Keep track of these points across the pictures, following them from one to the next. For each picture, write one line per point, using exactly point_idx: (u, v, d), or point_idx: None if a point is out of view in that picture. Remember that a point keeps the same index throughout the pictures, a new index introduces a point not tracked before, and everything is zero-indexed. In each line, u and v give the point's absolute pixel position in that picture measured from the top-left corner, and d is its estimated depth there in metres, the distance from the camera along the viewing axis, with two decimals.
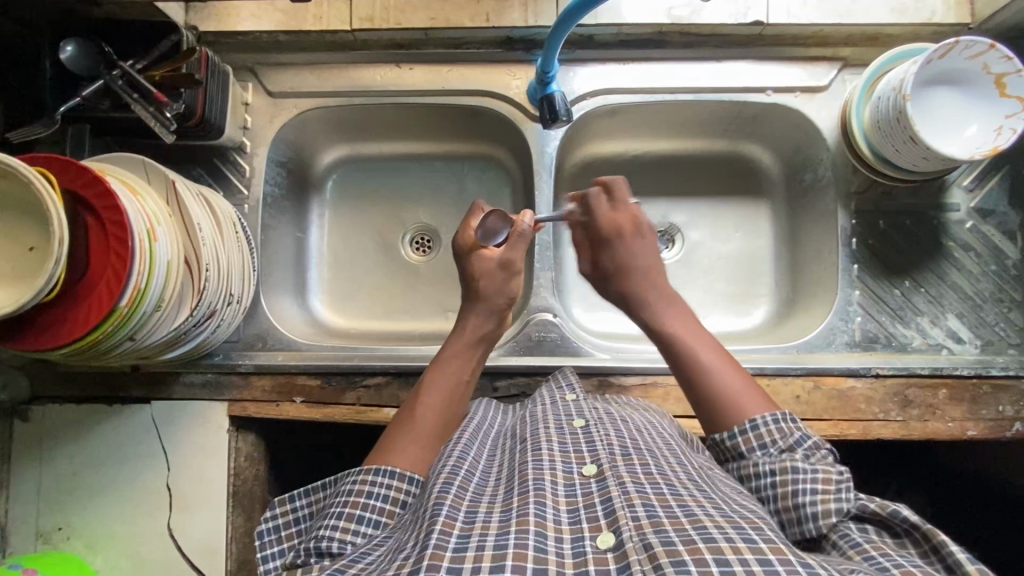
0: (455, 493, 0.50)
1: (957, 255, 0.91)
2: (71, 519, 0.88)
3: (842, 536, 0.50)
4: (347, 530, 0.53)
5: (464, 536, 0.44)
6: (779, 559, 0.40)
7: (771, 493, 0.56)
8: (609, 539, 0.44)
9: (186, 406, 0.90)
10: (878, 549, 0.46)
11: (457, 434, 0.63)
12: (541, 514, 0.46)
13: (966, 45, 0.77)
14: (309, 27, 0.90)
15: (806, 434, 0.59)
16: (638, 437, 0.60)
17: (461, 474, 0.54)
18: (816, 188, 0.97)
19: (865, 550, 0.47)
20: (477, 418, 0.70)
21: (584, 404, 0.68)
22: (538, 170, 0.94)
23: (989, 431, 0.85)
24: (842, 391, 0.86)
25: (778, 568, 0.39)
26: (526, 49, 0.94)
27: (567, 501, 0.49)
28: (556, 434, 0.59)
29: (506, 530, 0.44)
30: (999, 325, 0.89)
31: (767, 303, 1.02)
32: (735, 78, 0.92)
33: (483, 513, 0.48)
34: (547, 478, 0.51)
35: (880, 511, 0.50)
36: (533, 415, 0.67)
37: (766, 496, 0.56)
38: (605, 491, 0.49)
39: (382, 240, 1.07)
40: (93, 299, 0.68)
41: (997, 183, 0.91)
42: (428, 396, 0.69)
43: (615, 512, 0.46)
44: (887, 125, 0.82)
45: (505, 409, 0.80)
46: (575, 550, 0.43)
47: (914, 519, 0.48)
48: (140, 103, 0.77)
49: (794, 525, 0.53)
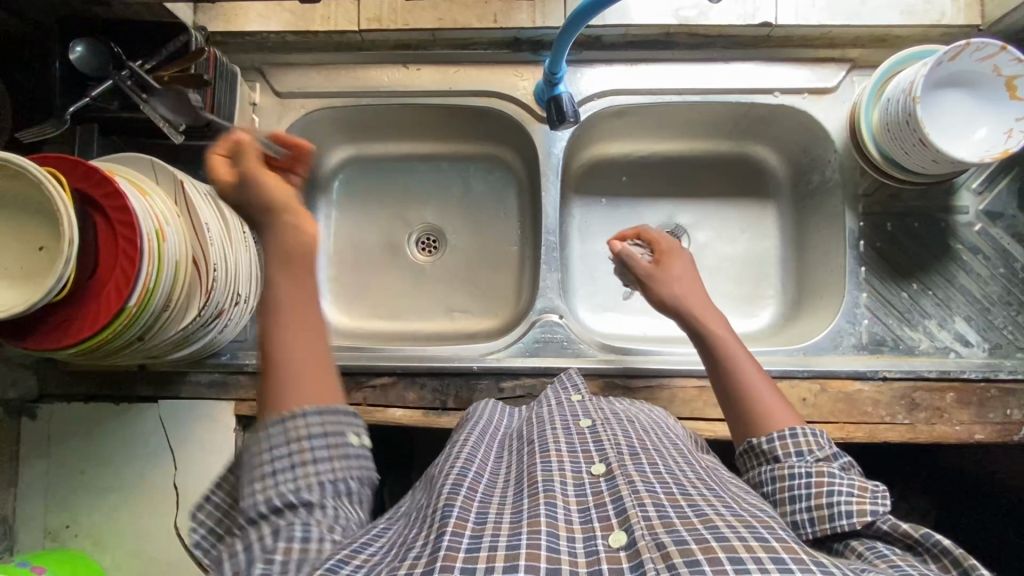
0: (465, 494, 0.50)
1: (964, 258, 0.91)
2: (78, 517, 0.88)
3: (869, 547, 0.49)
4: (266, 487, 0.44)
5: (476, 537, 0.44)
6: (792, 558, 0.40)
7: (805, 493, 0.54)
8: (621, 538, 0.44)
9: (192, 405, 0.90)
10: (905, 560, 0.46)
11: (462, 436, 0.64)
12: (552, 515, 0.46)
13: (979, 46, 0.77)
14: (317, 27, 0.90)
15: (840, 454, 0.59)
16: (645, 438, 0.60)
17: (470, 475, 0.54)
18: (823, 190, 0.97)
19: (892, 559, 0.46)
20: (482, 421, 0.71)
21: (591, 404, 0.68)
22: (544, 171, 0.94)
23: (996, 435, 0.84)
24: (848, 394, 0.85)
25: (793, 566, 0.39)
26: (533, 50, 0.93)
27: (577, 501, 0.49)
28: (563, 435, 0.59)
29: (518, 531, 0.45)
30: (1006, 328, 0.89)
31: (774, 305, 1.02)
32: (742, 79, 0.92)
33: (494, 514, 0.48)
34: (557, 479, 0.52)
35: (910, 532, 0.49)
36: (541, 415, 0.67)
37: (798, 496, 0.54)
38: (615, 489, 0.49)
39: (388, 240, 1.07)
40: (102, 299, 0.68)
41: (1005, 186, 0.91)
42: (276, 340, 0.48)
43: (626, 511, 0.46)
44: (896, 126, 0.81)
45: (511, 410, 0.80)
46: (588, 550, 0.43)
47: (948, 544, 0.47)
48: (149, 105, 0.79)
49: (822, 525, 0.52)
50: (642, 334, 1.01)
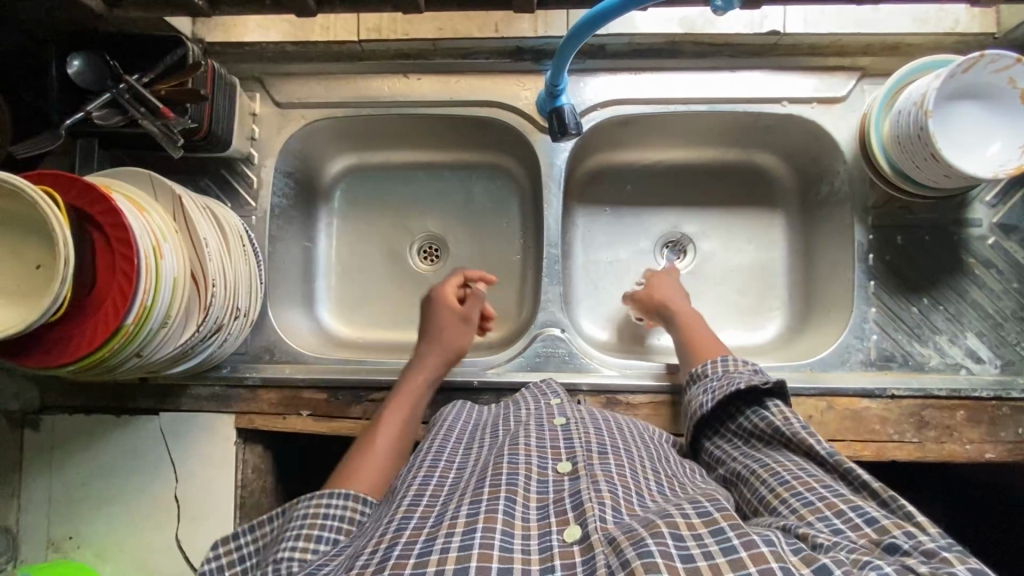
0: (424, 503, 0.51)
1: (977, 273, 0.88)
2: (80, 529, 0.89)
3: (773, 473, 0.56)
4: (306, 550, 0.54)
5: (429, 540, 0.44)
6: (730, 526, 0.44)
7: (713, 388, 0.68)
8: (575, 533, 0.45)
9: (194, 417, 0.90)
10: (805, 484, 0.53)
11: (428, 442, 0.63)
12: (509, 512, 0.47)
13: (993, 59, 0.75)
14: (316, 37, 0.89)
15: (760, 366, 0.71)
16: (617, 437, 0.60)
17: (432, 483, 0.55)
18: (833, 200, 0.95)
19: (793, 487, 0.54)
20: (451, 419, 0.70)
21: (569, 407, 0.67)
22: (547, 182, 0.93)
23: (1008, 454, 0.82)
24: (856, 411, 0.84)
25: (733, 539, 0.42)
26: (536, 59, 0.92)
27: (537, 497, 0.50)
28: (535, 431, 0.59)
29: (473, 527, 0.44)
30: (1020, 344, 0.87)
31: (779, 316, 1.00)
32: (749, 88, 0.90)
33: (452, 508, 0.48)
34: (522, 473, 0.51)
35: (805, 440, 0.59)
36: (515, 415, 0.66)
37: (708, 390, 0.68)
38: (576, 487, 0.50)
39: (389, 249, 1.06)
40: (99, 318, 0.68)
41: (1020, 199, 0.89)
42: (386, 424, 0.74)
43: (583, 505, 0.47)
44: (907, 140, 0.79)
45: (482, 409, 0.77)
46: (542, 547, 0.44)
47: (831, 453, 0.57)
48: (148, 118, 0.77)
49: (721, 397, 0.66)
50: (645, 346, 1.00)
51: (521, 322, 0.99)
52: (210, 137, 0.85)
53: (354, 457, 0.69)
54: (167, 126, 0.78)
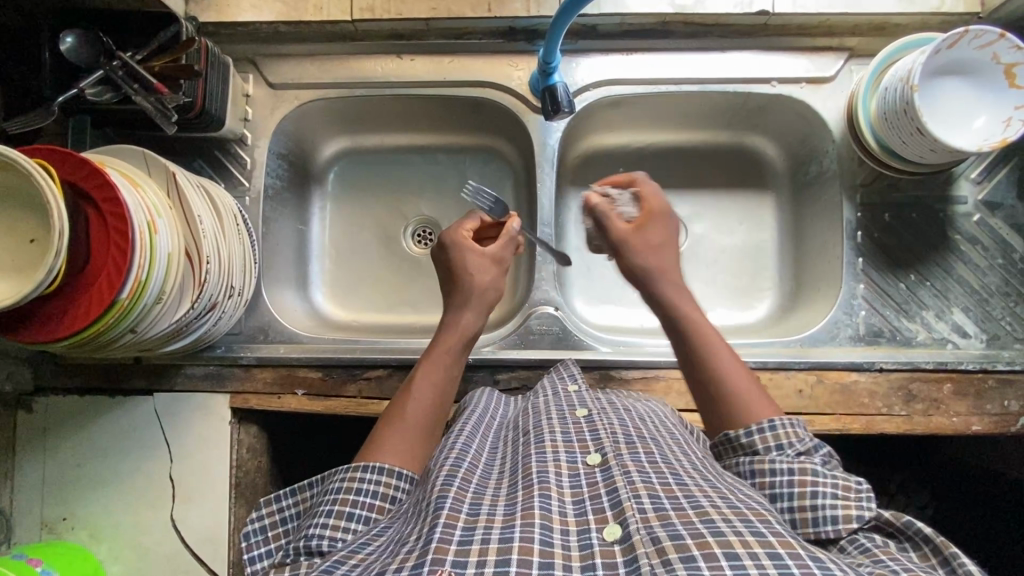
0: (459, 486, 0.51)
1: (963, 249, 0.90)
2: (75, 509, 0.88)
3: (853, 541, 0.50)
4: (336, 528, 0.54)
5: (468, 529, 0.45)
6: (788, 552, 0.40)
7: (787, 491, 0.54)
8: (615, 531, 0.44)
9: (188, 397, 0.90)
10: (887, 553, 0.47)
11: (458, 425, 0.63)
12: (546, 507, 0.47)
13: (977, 34, 0.76)
14: (309, 17, 0.89)
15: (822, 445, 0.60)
16: (641, 427, 0.60)
17: (463, 467, 0.54)
18: (821, 180, 0.96)
19: (875, 553, 0.47)
20: (479, 410, 0.70)
21: (587, 395, 0.68)
22: (539, 162, 0.93)
23: (994, 426, 0.84)
24: (845, 385, 0.85)
25: (790, 565, 0.39)
26: (528, 40, 0.93)
27: (572, 492, 0.49)
28: (558, 425, 0.59)
29: (512, 523, 0.45)
30: (1005, 319, 0.88)
31: (770, 296, 1.02)
32: (740, 68, 0.91)
33: (487, 506, 0.49)
34: (552, 470, 0.52)
35: (893, 521, 0.51)
36: (536, 406, 0.66)
37: (780, 493, 0.54)
38: (611, 480, 0.50)
39: (382, 232, 1.07)
40: (93, 293, 0.67)
41: (1004, 176, 0.90)
42: (417, 389, 0.69)
43: (622, 503, 0.46)
44: (894, 115, 0.81)
45: (506, 400, 0.80)
46: (582, 543, 0.44)
47: (930, 532, 0.48)
48: (141, 95, 0.77)
49: (805, 528, 0.52)
50: (639, 325, 1.01)
51: (514, 305, 1.00)
52: (203, 115, 0.85)
53: (388, 424, 0.66)
54: (160, 101, 0.78)
